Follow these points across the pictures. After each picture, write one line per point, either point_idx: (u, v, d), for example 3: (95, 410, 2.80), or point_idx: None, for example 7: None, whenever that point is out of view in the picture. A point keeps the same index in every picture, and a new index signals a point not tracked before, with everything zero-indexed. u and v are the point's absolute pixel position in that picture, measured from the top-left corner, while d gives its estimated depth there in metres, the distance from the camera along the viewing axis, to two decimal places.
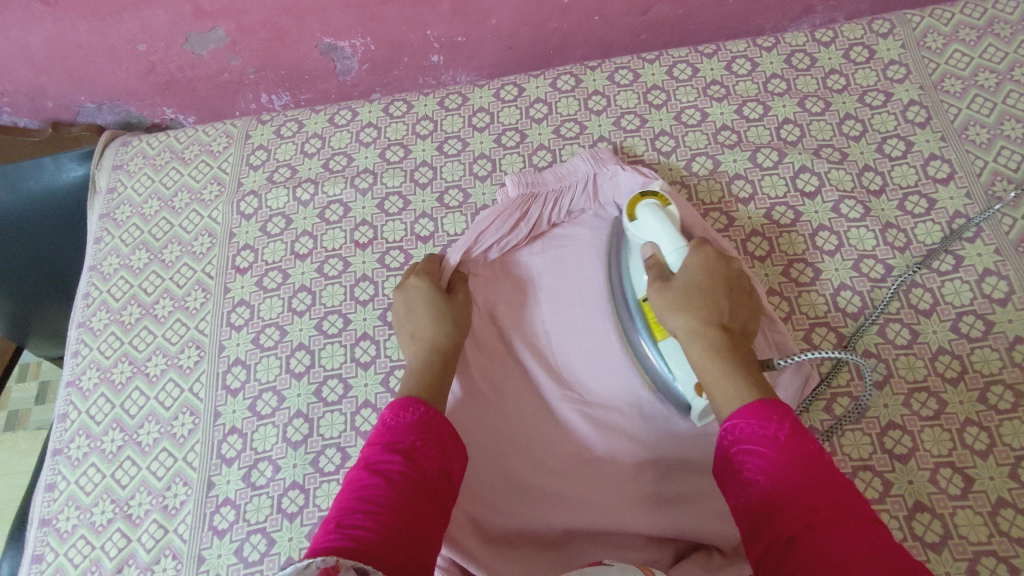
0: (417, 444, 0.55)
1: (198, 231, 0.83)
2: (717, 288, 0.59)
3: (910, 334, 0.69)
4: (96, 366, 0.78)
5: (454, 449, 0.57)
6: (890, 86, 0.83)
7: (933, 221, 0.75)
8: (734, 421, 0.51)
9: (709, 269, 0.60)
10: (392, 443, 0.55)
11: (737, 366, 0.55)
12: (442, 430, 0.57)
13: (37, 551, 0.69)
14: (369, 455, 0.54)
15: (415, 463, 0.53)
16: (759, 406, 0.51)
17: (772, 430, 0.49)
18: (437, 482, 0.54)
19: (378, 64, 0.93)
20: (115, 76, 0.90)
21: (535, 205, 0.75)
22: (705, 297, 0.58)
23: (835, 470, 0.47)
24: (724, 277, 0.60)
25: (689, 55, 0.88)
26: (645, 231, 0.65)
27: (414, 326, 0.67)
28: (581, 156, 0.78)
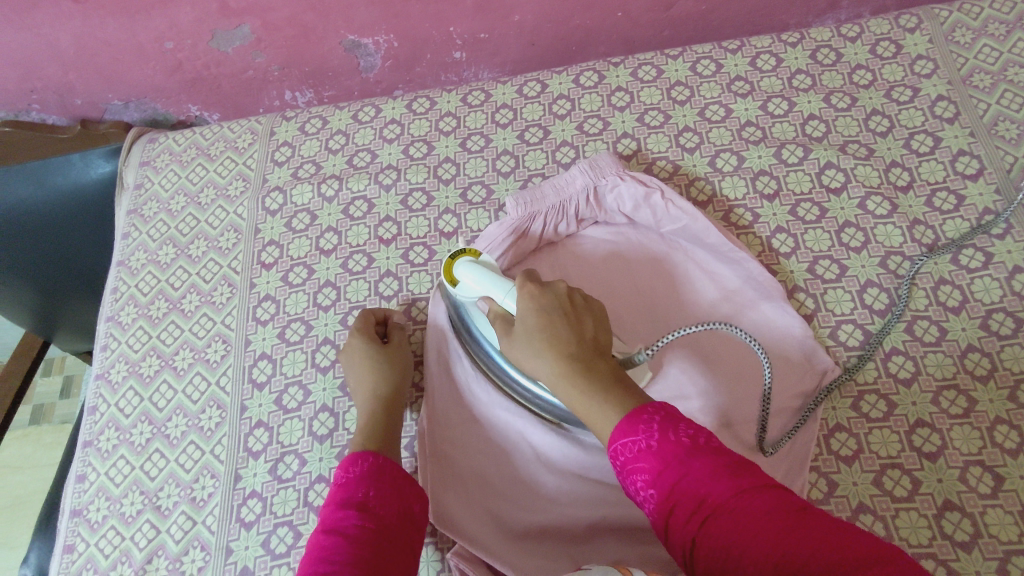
0: (370, 492, 0.55)
1: (224, 227, 0.84)
2: (553, 317, 0.54)
3: (939, 331, 0.69)
4: (124, 360, 0.79)
5: (412, 489, 0.57)
6: (918, 81, 0.82)
7: (962, 217, 0.74)
8: (614, 446, 0.47)
9: (535, 300, 0.56)
10: (346, 498, 0.54)
11: (601, 384, 0.51)
12: (396, 475, 0.57)
13: (68, 541, 0.70)
14: (326, 516, 0.53)
15: (374, 513, 0.53)
16: (629, 418, 0.47)
17: (646, 438, 0.46)
18: (400, 525, 0.54)
19: (401, 61, 0.93)
20: (142, 74, 0.91)
21: (537, 224, 0.74)
22: (545, 336, 0.53)
23: (713, 446, 0.45)
24: (553, 299, 0.56)
25: (714, 50, 0.88)
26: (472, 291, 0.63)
27: (355, 382, 0.67)
28: (580, 166, 0.76)
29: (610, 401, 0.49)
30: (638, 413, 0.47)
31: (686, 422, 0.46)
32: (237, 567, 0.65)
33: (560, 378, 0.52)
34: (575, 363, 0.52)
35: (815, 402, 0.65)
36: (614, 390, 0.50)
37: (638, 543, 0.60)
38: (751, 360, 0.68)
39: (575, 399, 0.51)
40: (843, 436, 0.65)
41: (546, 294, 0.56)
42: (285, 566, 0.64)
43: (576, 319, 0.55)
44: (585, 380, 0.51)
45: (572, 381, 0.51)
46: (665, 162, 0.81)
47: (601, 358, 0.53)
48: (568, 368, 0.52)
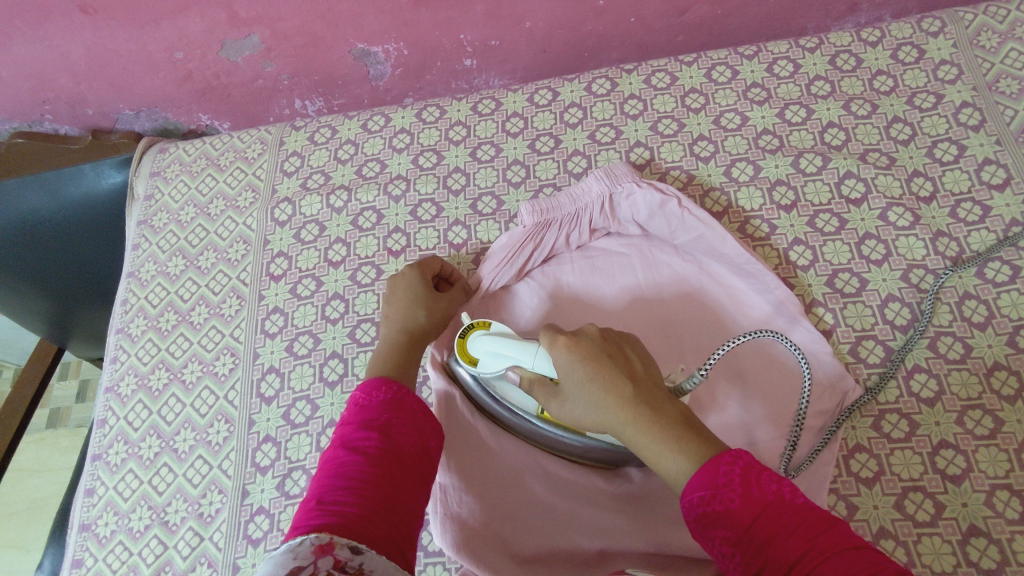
0: (391, 421, 0.53)
1: (234, 238, 0.84)
2: (601, 359, 0.53)
3: (964, 348, 0.66)
4: (134, 372, 0.79)
5: (431, 423, 0.56)
6: (941, 87, 0.80)
7: (987, 229, 0.71)
8: (692, 498, 0.46)
9: (575, 350, 0.53)
10: (367, 421, 0.53)
11: (671, 429, 0.49)
12: (415, 407, 0.56)
13: (76, 555, 0.70)
14: (345, 435, 0.53)
15: (391, 439, 0.52)
16: (706, 469, 0.46)
17: (726, 492, 0.44)
18: (417, 455, 0.53)
19: (411, 68, 0.92)
20: (152, 84, 0.91)
21: (551, 233, 0.73)
22: (597, 381, 0.52)
23: (800, 502, 0.43)
24: (593, 346, 0.54)
25: (729, 56, 0.86)
26: (494, 367, 0.61)
27: (389, 312, 0.66)
28: (595, 174, 0.75)
29: (684, 444, 0.48)
30: (715, 462, 0.46)
31: (767, 472, 0.45)
32: None
33: (630, 422, 0.51)
34: (641, 407, 0.51)
35: (837, 424, 0.64)
36: (684, 430, 0.49)
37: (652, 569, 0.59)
38: (786, 381, 0.66)
39: (644, 445, 0.50)
40: (864, 457, 0.63)
41: (582, 342, 0.54)
42: None
43: (622, 360, 0.54)
44: (654, 423, 0.50)
45: (640, 425, 0.50)
46: (679, 172, 0.80)
47: (664, 397, 0.52)
48: (636, 412, 0.50)
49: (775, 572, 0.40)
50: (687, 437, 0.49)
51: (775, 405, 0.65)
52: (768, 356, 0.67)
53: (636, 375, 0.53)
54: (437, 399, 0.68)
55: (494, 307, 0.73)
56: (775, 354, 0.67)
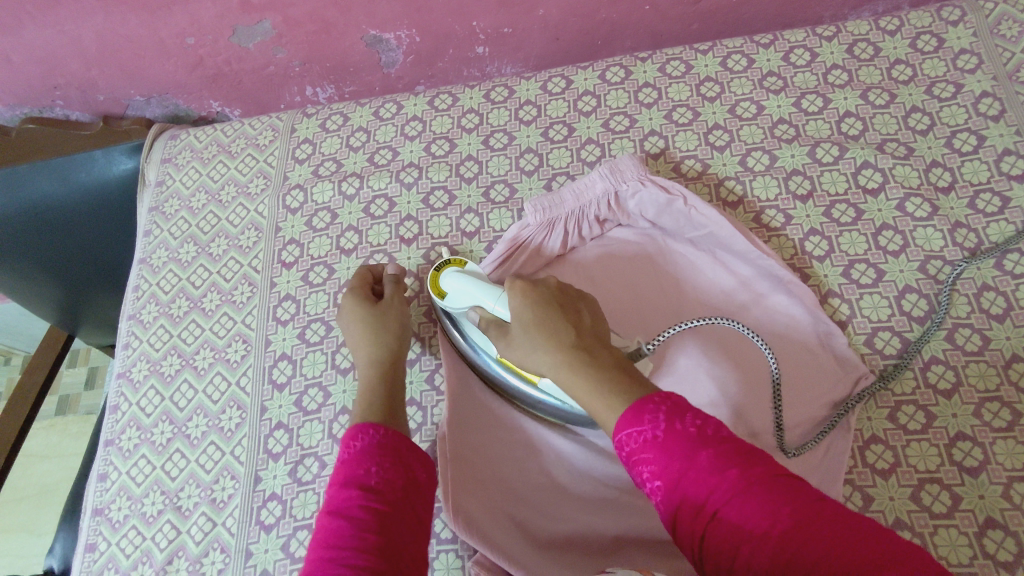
0: (387, 472, 0.51)
1: (245, 225, 0.84)
2: (551, 308, 0.56)
3: (982, 340, 0.66)
4: (146, 358, 0.79)
5: (417, 458, 0.54)
6: (960, 77, 0.79)
7: (1007, 220, 0.71)
8: (621, 436, 0.45)
9: (526, 295, 0.57)
10: (360, 475, 0.50)
11: (599, 369, 0.50)
12: (399, 447, 0.53)
13: (90, 539, 0.70)
14: (335, 498, 0.49)
15: (382, 490, 0.49)
16: (635, 410, 0.45)
17: (656, 430, 0.43)
18: (410, 497, 0.51)
19: (424, 56, 0.91)
20: (164, 70, 0.91)
21: (555, 231, 0.73)
22: (542, 327, 0.54)
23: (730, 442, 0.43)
24: (544, 295, 0.57)
25: (745, 45, 0.85)
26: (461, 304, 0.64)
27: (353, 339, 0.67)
28: (600, 170, 0.73)
29: (607, 383, 0.49)
30: (646, 405, 0.45)
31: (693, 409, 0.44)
32: (256, 570, 0.64)
33: (563, 363, 0.51)
34: (576, 351, 0.52)
35: (846, 408, 0.63)
36: (615, 372, 0.50)
37: (663, 557, 0.59)
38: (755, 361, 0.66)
39: (573, 383, 0.51)
40: (880, 448, 0.63)
41: (535, 292, 0.57)
42: None
43: (574, 312, 0.56)
44: (587, 364, 0.51)
45: (572, 367, 0.51)
46: (694, 161, 0.79)
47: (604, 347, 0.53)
48: (569, 356, 0.51)
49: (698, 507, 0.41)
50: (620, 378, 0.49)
51: (761, 389, 0.65)
52: (739, 338, 0.67)
53: (583, 326, 0.55)
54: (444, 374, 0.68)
55: None
56: (748, 349, 0.67)
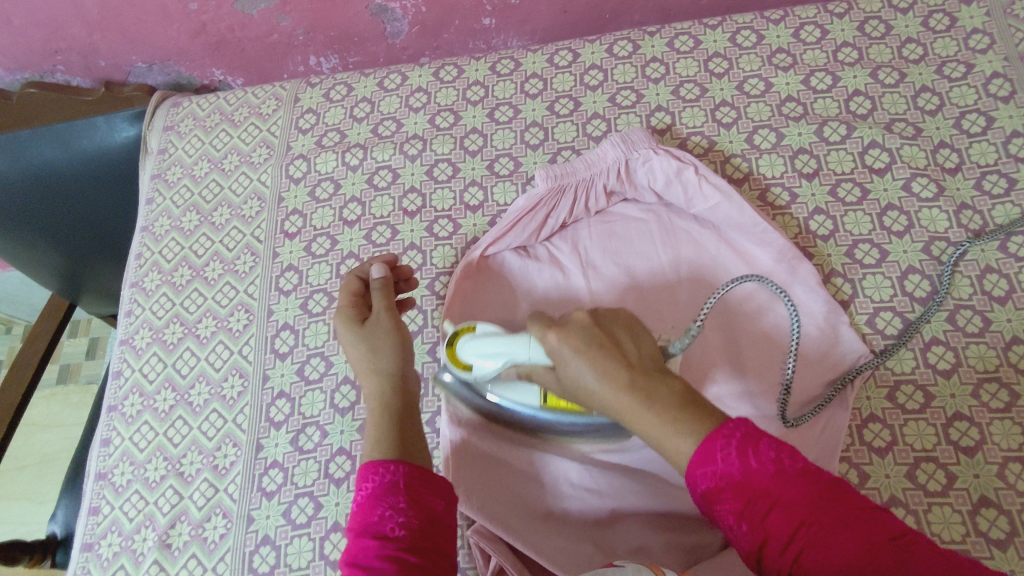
0: (394, 513, 0.48)
1: (248, 194, 0.83)
2: (590, 347, 0.48)
3: (982, 321, 0.66)
4: (148, 326, 0.79)
5: (432, 490, 0.51)
6: (971, 57, 0.78)
7: (1013, 203, 0.70)
8: (692, 474, 0.42)
9: (563, 333, 0.49)
10: (370, 523, 0.48)
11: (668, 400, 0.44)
12: (413, 480, 0.50)
13: (94, 503, 0.70)
14: (351, 549, 0.47)
15: (396, 537, 0.47)
16: (707, 443, 0.42)
17: (727, 465, 0.41)
18: (431, 536, 0.48)
19: (429, 27, 0.90)
20: (166, 36, 0.90)
21: (565, 199, 0.73)
22: (593, 361, 0.47)
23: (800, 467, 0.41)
24: (581, 326, 0.49)
25: (755, 20, 0.84)
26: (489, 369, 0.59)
27: (356, 358, 0.59)
28: (611, 140, 0.73)
29: (682, 421, 0.43)
30: (716, 436, 0.42)
31: (767, 438, 0.42)
32: (258, 535, 0.65)
33: (624, 399, 0.45)
34: (635, 389, 0.45)
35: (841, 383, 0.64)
36: (683, 405, 0.44)
37: (661, 532, 0.59)
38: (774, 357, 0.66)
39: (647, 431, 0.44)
40: (877, 427, 0.63)
41: (572, 333, 0.49)
42: (305, 536, 0.64)
43: (612, 339, 0.48)
44: (649, 405, 0.44)
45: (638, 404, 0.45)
46: (700, 138, 0.78)
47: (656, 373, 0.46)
48: (629, 397, 0.45)
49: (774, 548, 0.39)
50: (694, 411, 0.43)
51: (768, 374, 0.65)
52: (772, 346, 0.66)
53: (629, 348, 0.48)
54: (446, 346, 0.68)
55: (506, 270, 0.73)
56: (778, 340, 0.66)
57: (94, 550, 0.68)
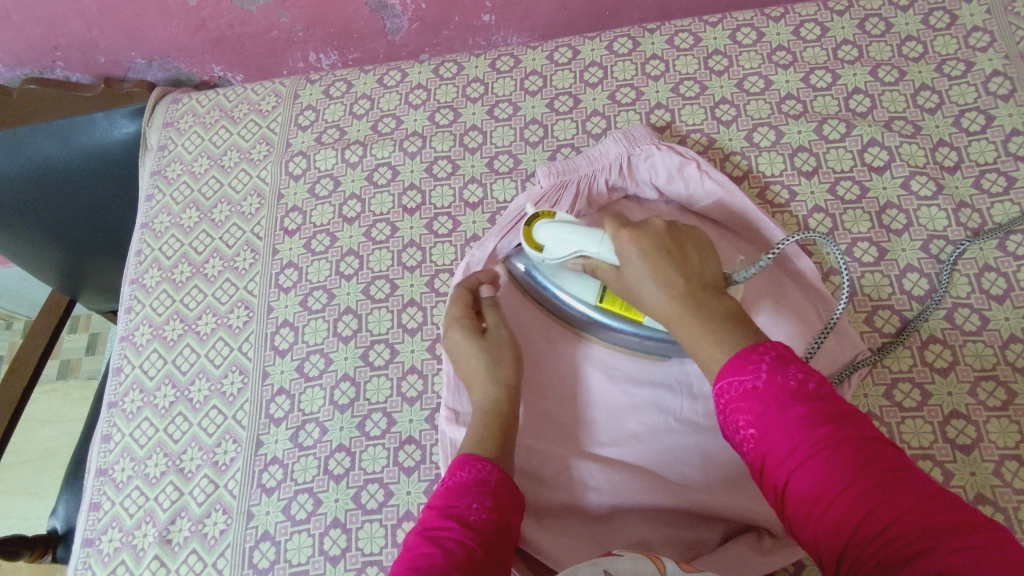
0: (473, 507, 0.51)
1: (248, 191, 0.83)
2: (656, 253, 0.53)
3: (980, 320, 0.66)
4: (148, 323, 0.79)
5: (510, 501, 0.53)
6: (971, 55, 0.78)
7: (1011, 201, 0.70)
8: (721, 383, 0.46)
9: (636, 234, 0.54)
10: (450, 505, 0.51)
11: (714, 318, 0.49)
12: (500, 485, 0.53)
13: (94, 499, 0.71)
14: (426, 520, 0.50)
15: (470, 527, 0.49)
16: (739, 357, 0.45)
17: (754, 378, 0.44)
18: (500, 543, 0.50)
19: (429, 23, 0.90)
20: (165, 32, 0.90)
21: (567, 194, 0.72)
22: (650, 266, 0.52)
23: (824, 394, 0.43)
24: (656, 236, 0.54)
25: (755, 17, 0.84)
26: (557, 250, 0.60)
27: (472, 371, 0.63)
28: (613, 136, 0.74)
29: (721, 333, 0.48)
30: (750, 352, 0.45)
31: (798, 365, 0.44)
32: (257, 531, 0.65)
33: (671, 310, 0.51)
34: (686, 300, 0.50)
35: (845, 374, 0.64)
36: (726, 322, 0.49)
37: (662, 527, 0.59)
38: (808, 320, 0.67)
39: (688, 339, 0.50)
40: (875, 424, 0.63)
41: (647, 237, 0.54)
42: (305, 532, 0.65)
43: (680, 251, 0.53)
44: (696, 318, 0.49)
45: (683, 315, 0.50)
46: (699, 135, 0.79)
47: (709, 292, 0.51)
48: (680, 307, 0.50)
49: (775, 460, 0.42)
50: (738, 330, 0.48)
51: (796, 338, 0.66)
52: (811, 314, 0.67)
53: (691, 264, 0.53)
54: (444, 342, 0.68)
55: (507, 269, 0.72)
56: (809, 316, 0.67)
57: (94, 546, 0.68)
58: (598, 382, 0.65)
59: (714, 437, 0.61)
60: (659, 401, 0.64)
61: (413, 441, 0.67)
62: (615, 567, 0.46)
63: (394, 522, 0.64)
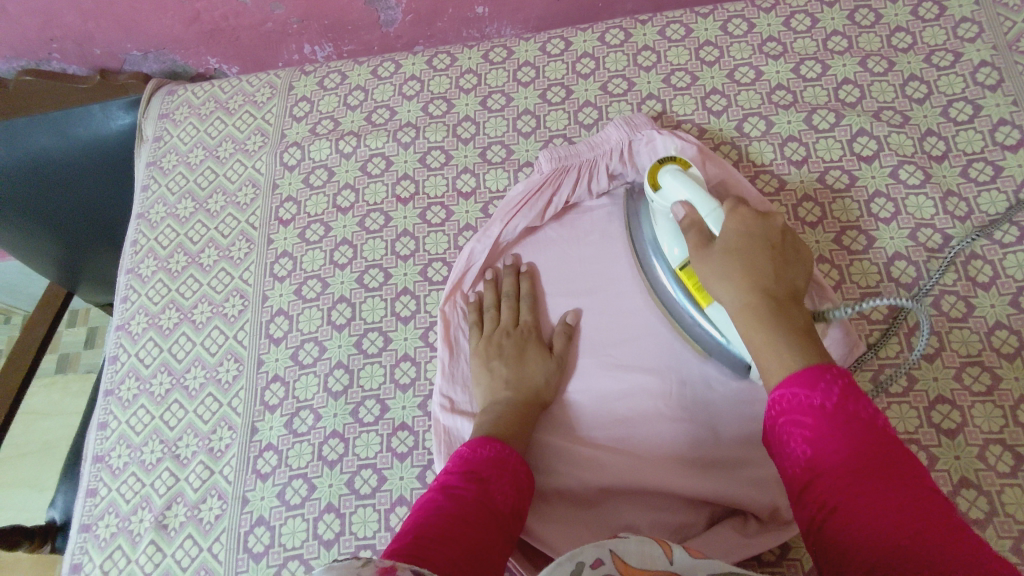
0: (491, 477, 0.53)
1: (243, 181, 0.84)
2: (759, 246, 0.53)
3: (966, 307, 0.67)
4: (144, 312, 0.80)
5: (525, 481, 0.55)
6: (960, 46, 0.78)
7: (998, 190, 0.71)
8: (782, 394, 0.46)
9: (748, 224, 0.54)
10: (469, 471, 0.53)
11: (786, 324, 0.49)
12: (518, 468, 0.55)
13: (91, 485, 0.72)
14: (444, 480, 0.52)
15: (487, 494, 0.51)
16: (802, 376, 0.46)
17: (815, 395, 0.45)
18: (510, 517, 0.51)
19: (422, 15, 0.91)
20: (160, 24, 0.90)
21: (567, 178, 0.73)
22: (745, 260, 0.52)
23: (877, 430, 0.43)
24: (765, 229, 0.54)
25: (746, 9, 0.84)
26: (673, 195, 0.61)
27: (495, 370, 0.65)
28: (615, 123, 0.75)
29: (784, 335, 0.48)
30: (821, 367, 0.46)
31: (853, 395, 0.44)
32: (252, 516, 0.66)
33: (751, 304, 0.51)
34: (766, 300, 0.50)
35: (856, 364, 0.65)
36: (791, 324, 0.49)
37: (651, 510, 0.60)
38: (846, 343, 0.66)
39: (751, 332, 0.50)
40: None
41: (758, 228, 0.54)
42: (299, 517, 0.65)
43: (783, 258, 0.53)
44: (771, 311, 0.50)
45: (759, 310, 0.50)
46: (691, 125, 0.79)
47: (796, 305, 0.51)
48: (756, 300, 0.50)
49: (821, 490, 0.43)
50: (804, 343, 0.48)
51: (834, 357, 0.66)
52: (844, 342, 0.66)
53: (786, 268, 0.53)
54: (443, 328, 0.70)
55: (508, 253, 0.74)
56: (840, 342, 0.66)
57: (91, 531, 0.69)
58: (590, 368, 0.66)
59: (704, 424, 0.62)
60: (651, 387, 0.64)
61: (405, 427, 0.68)
62: (623, 547, 0.45)
63: (387, 507, 0.64)
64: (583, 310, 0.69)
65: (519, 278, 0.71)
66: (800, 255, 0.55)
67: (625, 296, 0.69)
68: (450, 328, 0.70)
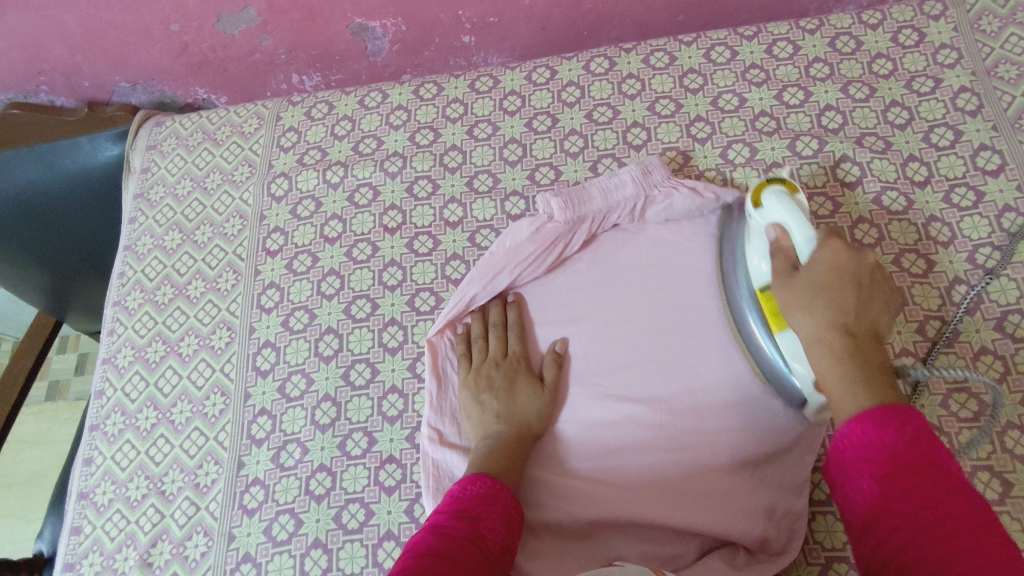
0: (481, 515, 0.52)
1: (230, 213, 0.84)
2: (846, 282, 0.51)
3: (951, 332, 0.67)
4: (131, 344, 0.79)
5: (513, 516, 0.55)
6: (939, 72, 0.79)
7: (980, 215, 0.71)
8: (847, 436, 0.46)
9: (840, 258, 0.52)
10: (458, 510, 0.52)
11: (872, 380, 0.47)
12: (508, 504, 0.55)
13: (75, 523, 0.71)
14: (435, 520, 0.52)
15: (477, 531, 0.51)
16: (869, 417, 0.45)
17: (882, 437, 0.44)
18: (499, 555, 0.51)
19: (409, 45, 0.91)
20: (148, 56, 0.91)
21: (577, 225, 0.73)
22: (832, 290, 0.51)
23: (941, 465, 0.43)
24: (857, 269, 0.52)
25: (729, 37, 0.86)
26: (771, 216, 0.58)
27: (484, 402, 0.64)
28: (631, 172, 0.74)
29: (855, 381, 0.47)
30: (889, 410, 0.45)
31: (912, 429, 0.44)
32: (238, 553, 0.66)
33: (828, 352, 0.49)
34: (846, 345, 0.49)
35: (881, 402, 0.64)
36: (878, 375, 0.48)
37: (641, 541, 0.60)
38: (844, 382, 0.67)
39: (827, 372, 0.49)
40: None
41: (854, 263, 0.52)
42: (285, 553, 0.65)
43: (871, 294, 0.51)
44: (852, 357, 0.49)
45: (833, 348, 0.49)
46: (676, 152, 0.80)
47: (874, 348, 0.50)
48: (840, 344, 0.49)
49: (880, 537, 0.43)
50: (875, 387, 0.47)
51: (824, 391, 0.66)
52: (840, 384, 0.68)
53: (869, 309, 0.51)
54: (429, 355, 0.70)
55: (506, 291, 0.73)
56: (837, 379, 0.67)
57: (76, 570, 0.68)
58: (579, 397, 0.66)
59: (692, 454, 0.62)
60: (640, 417, 0.64)
61: (393, 461, 0.67)
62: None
63: (374, 542, 0.64)
64: (571, 339, 0.69)
65: (507, 309, 0.71)
66: (891, 297, 0.53)
67: (614, 324, 0.68)
68: (437, 357, 0.70)
